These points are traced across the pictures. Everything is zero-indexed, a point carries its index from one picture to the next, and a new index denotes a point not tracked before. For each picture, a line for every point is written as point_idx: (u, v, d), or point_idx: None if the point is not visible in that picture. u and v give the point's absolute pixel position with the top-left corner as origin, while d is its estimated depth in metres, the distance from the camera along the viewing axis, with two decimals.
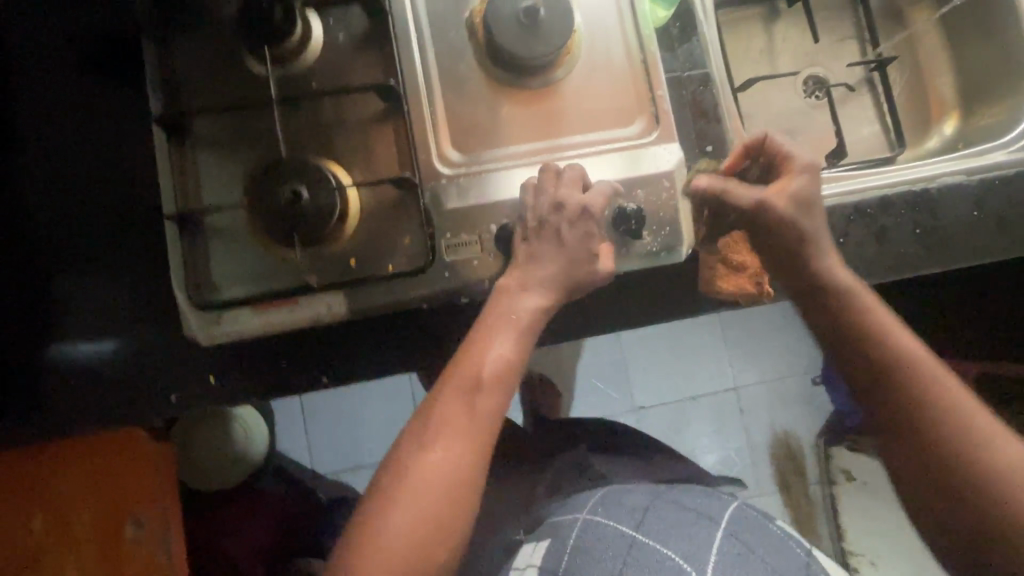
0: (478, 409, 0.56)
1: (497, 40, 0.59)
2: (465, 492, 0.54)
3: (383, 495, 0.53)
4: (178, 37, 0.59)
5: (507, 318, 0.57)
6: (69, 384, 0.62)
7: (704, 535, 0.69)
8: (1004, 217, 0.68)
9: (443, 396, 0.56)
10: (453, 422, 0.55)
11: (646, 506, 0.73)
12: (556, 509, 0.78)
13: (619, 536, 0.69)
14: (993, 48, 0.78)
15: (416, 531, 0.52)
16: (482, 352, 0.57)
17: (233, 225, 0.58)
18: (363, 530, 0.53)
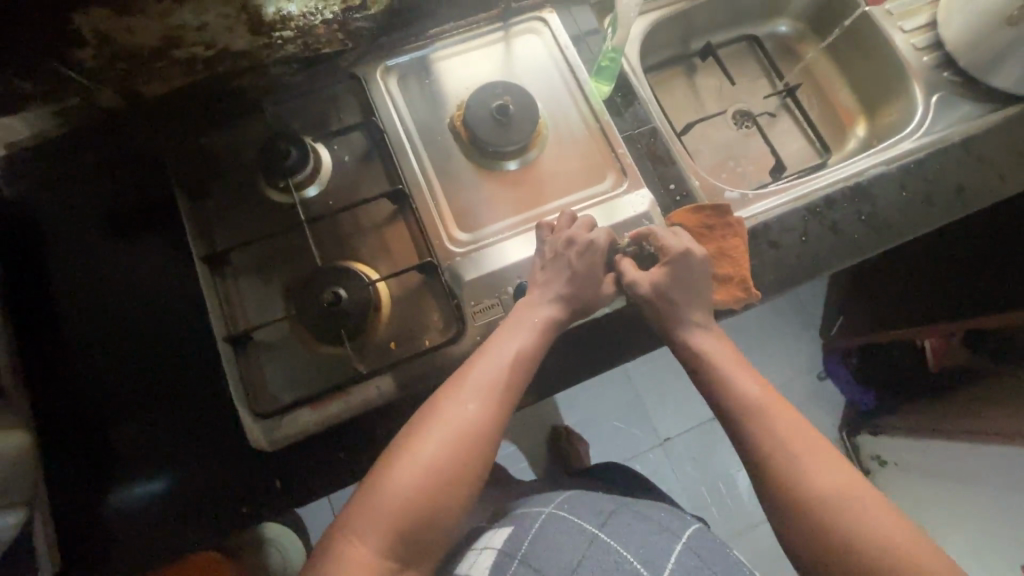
0: (504, 384, 0.59)
1: (479, 136, 0.70)
2: (474, 461, 0.56)
3: (404, 444, 0.56)
4: (205, 187, 0.68)
5: (529, 321, 0.62)
6: (145, 519, 0.65)
7: (664, 542, 0.66)
8: (930, 192, 0.80)
9: (478, 362, 0.60)
10: (483, 389, 0.59)
11: (610, 510, 0.72)
12: (523, 507, 0.78)
13: (580, 532, 0.68)
14: (874, 61, 0.94)
15: (425, 483, 0.54)
16: (515, 335, 0.61)
17: (280, 336, 0.64)
18: (378, 470, 0.56)
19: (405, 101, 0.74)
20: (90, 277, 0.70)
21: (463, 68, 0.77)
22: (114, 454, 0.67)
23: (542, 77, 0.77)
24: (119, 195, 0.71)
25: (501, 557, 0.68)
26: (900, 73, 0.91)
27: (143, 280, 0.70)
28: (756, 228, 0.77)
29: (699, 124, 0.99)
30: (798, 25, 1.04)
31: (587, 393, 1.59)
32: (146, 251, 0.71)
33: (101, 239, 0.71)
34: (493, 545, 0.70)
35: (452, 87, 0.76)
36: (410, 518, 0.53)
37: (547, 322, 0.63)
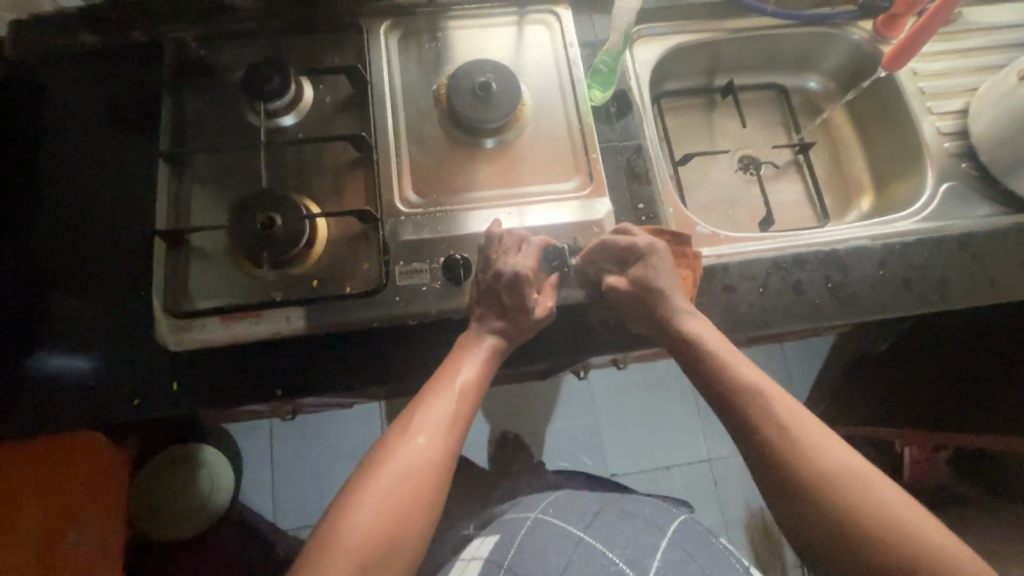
0: (457, 416, 0.57)
1: (455, 106, 0.70)
2: (434, 498, 0.53)
3: (358, 486, 0.52)
4: (191, 92, 0.72)
5: (473, 349, 0.62)
6: (41, 387, 0.66)
7: (650, 540, 0.66)
8: (911, 276, 0.76)
9: (428, 398, 0.57)
10: (436, 422, 0.56)
11: (595, 512, 0.72)
12: (506, 513, 0.78)
13: (567, 536, 0.67)
14: (895, 136, 0.91)
15: (381, 527, 0.50)
16: (460, 369, 0.60)
17: (214, 246, 0.66)
18: (331, 521, 0.50)
19: (400, 59, 0.76)
20: (64, 149, 0.73)
21: (465, 42, 0.78)
22: (35, 319, 0.68)
23: (539, 68, 0.77)
24: (120, 84, 0.76)
25: (486, 567, 0.67)
26: (918, 154, 0.87)
27: (113, 165, 0.73)
28: (716, 266, 0.75)
29: (702, 158, 0.97)
30: (830, 86, 1.01)
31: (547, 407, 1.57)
32: (120, 138, 0.74)
33: (88, 117, 0.74)
34: (478, 555, 0.70)
35: (450, 56, 0.77)
36: (372, 566, 0.48)
37: (495, 355, 0.63)
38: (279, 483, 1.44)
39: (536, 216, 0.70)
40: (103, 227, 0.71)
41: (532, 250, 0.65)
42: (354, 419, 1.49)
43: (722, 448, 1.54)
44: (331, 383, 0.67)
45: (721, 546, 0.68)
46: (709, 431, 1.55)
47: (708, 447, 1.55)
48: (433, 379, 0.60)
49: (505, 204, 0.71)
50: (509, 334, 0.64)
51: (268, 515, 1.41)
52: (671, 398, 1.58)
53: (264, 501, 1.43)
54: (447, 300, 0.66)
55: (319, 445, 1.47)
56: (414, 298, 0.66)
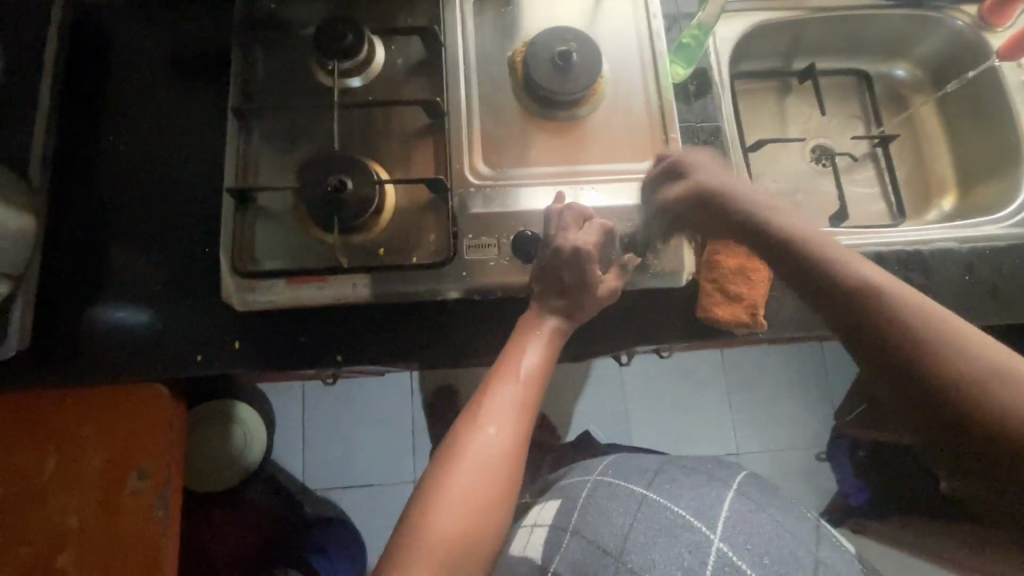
0: (524, 403, 0.56)
1: (533, 75, 0.67)
2: (508, 488, 0.52)
3: (435, 477, 0.51)
4: (262, 48, 0.70)
5: (534, 333, 0.60)
6: (111, 338, 0.67)
7: (716, 493, 0.65)
8: (998, 284, 0.71)
9: (495, 388, 0.56)
10: (504, 410, 0.54)
11: (657, 469, 0.69)
12: (563, 477, 0.76)
13: (630, 496, 0.66)
14: (989, 133, 0.85)
15: (465, 520, 0.49)
16: (523, 355, 0.58)
17: (281, 207, 0.65)
18: (412, 514, 0.50)
19: (475, 22, 0.73)
20: (131, 99, 0.72)
21: (542, 7, 0.74)
22: (104, 268, 0.69)
23: (619, 39, 0.73)
24: (189, 36, 0.74)
25: (552, 533, 0.67)
26: (1014, 155, 0.81)
27: (179, 118, 0.72)
28: None
29: (773, 146, 0.93)
30: (917, 75, 0.95)
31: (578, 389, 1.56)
32: (187, 91, 0.73)
33: (156, 68, 0.73)
34: (542, 521, 0.69)
35: (526, 22, 0.73)
36: (456, 558, 0.48)
37: (558, 339, 0.61)
38: (309, 445, 1.47)
39: (608, 196, 0.67)
40: (169, 178, 0.71)
41: (596, 228, 0.62)
42: (386, 388, 1.50)
43: (752, 443, 1.53)
44: (391, 354, 0.66)
45: (791, 497, 0.68)
46: (740, 425, 1.53)
47: (738, 441, 1.53)
48: (497, 365, 0.58)
49: (577, 182, 0.68)
50: (568, 316, 0.62)
51: (297, 475, 1.44)
52: (704, 389, 1.55)
53: (295, 461, 1.46)
54: (513, 277, 0.64)
55: (349, 410, 1.49)
56: (478, 270, 0.64)
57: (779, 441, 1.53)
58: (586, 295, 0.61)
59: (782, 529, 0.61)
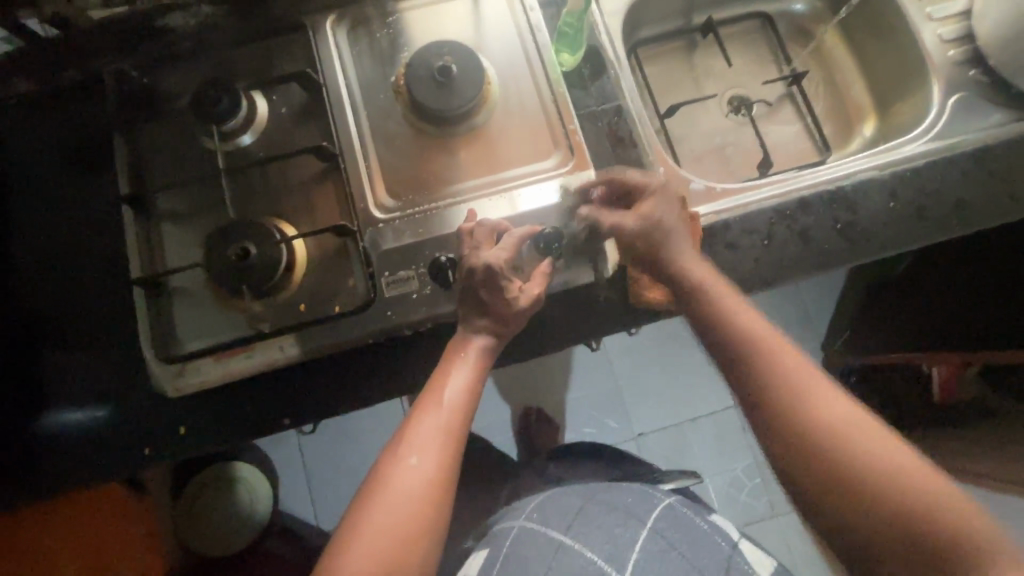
0: (450, 430, 0.55)
1: (417, 97, 0.66)
2: (431, 520, 0.51)
3: (356, 513, 0.51)
4: (143, 126, 0.68)
5: (461, 354, 0.60)
6: (50, 451, 0.65)
7: (630, 534, 0.76)
8: (924, 205, 0.71)
9: (419, 415, 0.55)
10: (427, 439, 0.54)
11: (578, 509, 0.79)
12: (496, 522, 0.84)
13: (549, 542, 0.75)
14: (894, 51, 0.84)
15: (382, 555, 0.49)
16: (448, 379, 0.58)
17: (193, 285, 0.64)
18: (331, 553, 0.50)
19: (353, 54, 0.71)
20: (25, 204, 0.71)
21: (416, 23, 0.72)
22: (31, 382, 0.66)
23: (501, 40, 0.72)
24: (66, 126, 0.72)
25: None
26: (921, 68, 0.80)
27: (79, 213, 0.71)
28: (716, 225, 0.71)
29: (688, 108, 0.92)
30: (817, 6, 0.93)
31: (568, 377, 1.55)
32: (80, 184, 0.71)
33: (42, 167, 0.71)
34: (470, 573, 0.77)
35: (404, 42, 0.72)
36: None
37: (485, 356, 0.60)
38: (314, 490, 1.46)
39: (517, 203, 0.66)
40: (82, 278, 0.69)
41: (509, 241, 0.61)
42: (378, 418, 1.49)
43: None
44: (339, 405, 0.66)
45: (705, 528, 0.78)
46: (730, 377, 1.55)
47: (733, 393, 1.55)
48: (424, 392, 0.58)
49: (483, 195, 0.67)
50: (499, 332, 0.61)
51: (308, 520, 1.43)
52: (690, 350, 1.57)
53: (303, 507, 1.45)
54: (439, 305, 0.63)
55: (346, 447, 1.48)
56: (402, 307, 0.63)
57: None
58: (514, 314, 0.61)
59: (686, 566, 0.73)
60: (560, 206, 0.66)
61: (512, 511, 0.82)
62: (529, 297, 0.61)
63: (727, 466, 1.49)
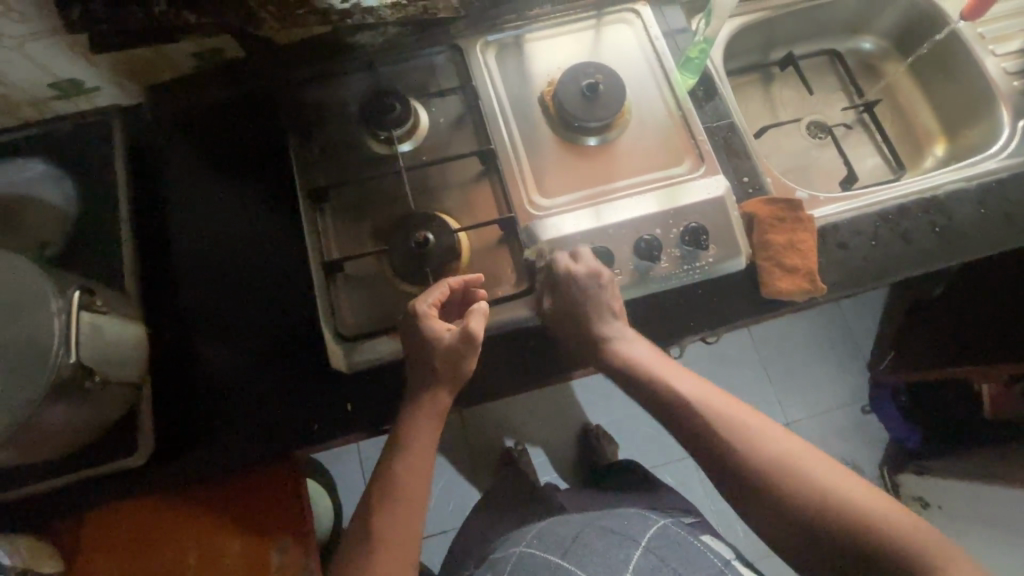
0: (423, 461, 0.63)
1: (567, 110, 0.74)
2: (409, 542, 0.60)
3: (357, 542, 0.60)
4: (316, 129, 0.75)
5: (446, 379, 0.64)
6: (221, 424, 0.69)
7: (623, 554, 0.78)
8: (1011, 211, 0.79)
9: (378, 492, 0.62)
10: (413, 470, 0.62)
11: (574, 535, 0.84)
12: (497, 551, 0.90)
13: (546, 564, 0.80)
14: (961, 83, 0.95)
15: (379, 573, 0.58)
16: (429, 410, 0.64)
17: (368, 271, 0.70)
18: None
19: (501, 72, 0.80)
20: (194, 195, 0.76)
21: (553, 49, 0.81)
22: (205, 363, 0.71)
23: (628, 65, 0.81)
24: (234, 128, 0.78)
25: None
26: (988, 97, 0.90)
27: (244, 204, 0.76)
28: (826, 227, 0.78)
29: (773, 131, 1.01)
30: (884, 44, 1.05)
31: (584, 393, 1.54)
32: (247, 179, 0.77)
33: (210, 163, 0.77)
34: None
35: (543, 65, 0.81)
36: None
37: (432, 423, 0.64)
38: None
39: (660, 200, 0.72)
40: (250, 267, 0.74)
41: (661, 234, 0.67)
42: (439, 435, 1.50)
43: (798, 411, 1.60)
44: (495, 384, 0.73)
45: (698, 547, 0.81)
46: (782, 396, 1.61)
47: (785, 411, 1.60)
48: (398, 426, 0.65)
49: (625, 195, 0.74)
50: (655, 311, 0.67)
51: None
52: (743, 369, 1.62)
53: None
54: None
55: None
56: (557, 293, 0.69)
57: (822, 404, 1.61)
58: (452, 370, 0.63)
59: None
60: (701, 204, 0.72)
61: (504, 546, 0.88)
62: (460, 336, 0.62)
63: None
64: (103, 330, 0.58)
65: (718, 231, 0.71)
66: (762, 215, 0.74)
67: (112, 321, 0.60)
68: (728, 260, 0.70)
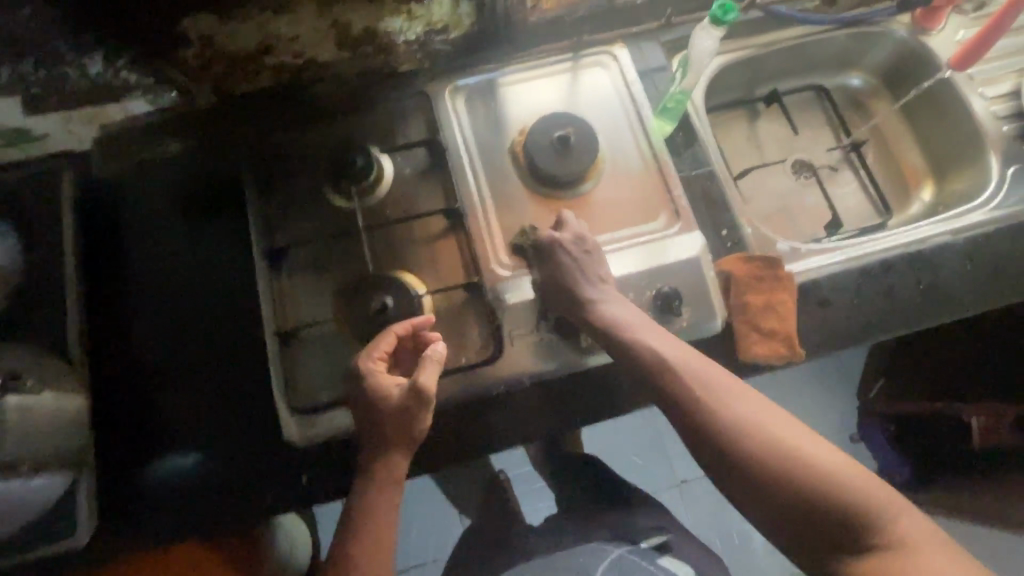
0: (382, 505, 0.60)
1: (538, 163, 0.71)
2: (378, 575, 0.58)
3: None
4: (276, 182, 0.71)
5: (403, 432, 0.60)
6: (176, 495, 0.66)
7: None
8: (998, 267, 0.77)
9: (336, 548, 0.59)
10: (375, 517, 0.59)
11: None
12: None
13: None
14: (951, 125, 0.92)
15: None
16: (388, 462, 0.60)
17: (327, 336, 0.67)
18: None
19: (470, 119, 0.76)
20: (152, 249, 0.73)
21: (527, 94, 0.78)
22: (156, 430, 0.68)
23: (605, 111, 0.78)
24: (190, 174, 0.74)
25: None
26: (977, 142, 0.88)
27: (202, 259, 0.73)
28: (807, 284, 0.75)
29: (758, 171, 0.98)
30: (872, 81, 1.02)
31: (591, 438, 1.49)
32: (206, 232, 0.74)
33: (166, 215, 0.74)
34: None
35: (515, 111, 0.77)
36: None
37: (390, 488, 0.60)
38: None
39: (634, 262, 0.69)
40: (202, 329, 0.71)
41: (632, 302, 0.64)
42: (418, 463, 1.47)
43: None
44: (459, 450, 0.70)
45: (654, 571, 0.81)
46: None
47: None
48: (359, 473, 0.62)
49: None
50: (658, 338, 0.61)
51: None
52: None
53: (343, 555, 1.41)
54: (562, 357, 0.67)
55: None
56: (523, 359, 0.67)
57: None
58: (403, 429, 0.60)
59: None
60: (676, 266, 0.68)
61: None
62: (408, 392, 0.59)
63: None
64: (35, 413, 0.55)
65: (692, 294, 0.68)
66: (740, 275, 0.71)
67: (46, 400, 0.57)
68: (703, 324, 0.68)
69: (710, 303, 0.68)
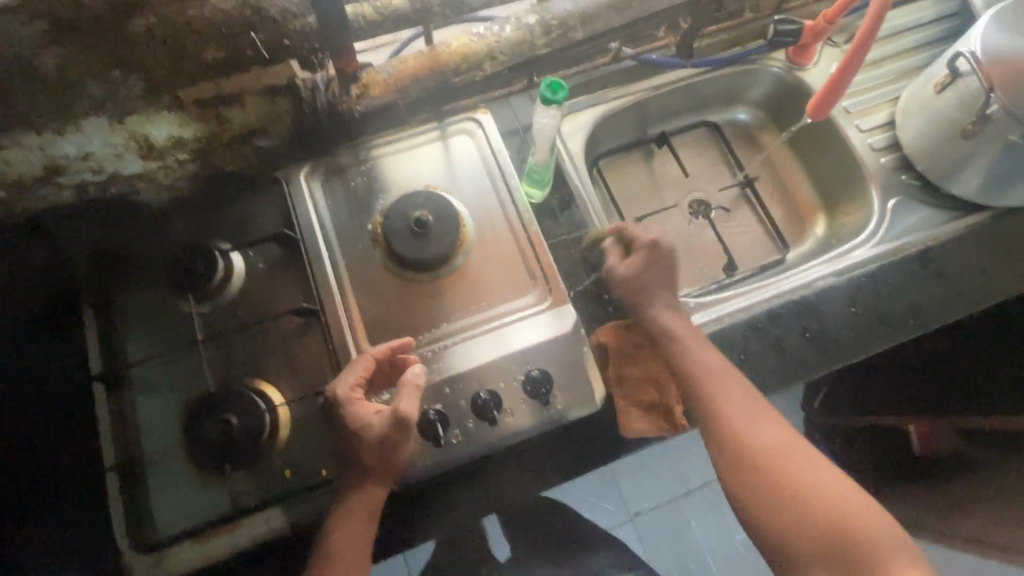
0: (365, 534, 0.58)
1: (395, 248, 0.67)
2: None
3: None
4: (117, 293, 0.67)
5: (383, 462, 0.59)
6: None
7: None
8: (883, 307, 0.76)
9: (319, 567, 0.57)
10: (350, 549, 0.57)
11: None
12: None
13: None
14: (836, 156, 0.91)
15: None
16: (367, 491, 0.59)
17: (174, 460, 0.62)
18: None
19: (328, 202, 0.72)
20: None
21: (388, 168, 0.74)
22: None
23: (471, 180, 0.75)
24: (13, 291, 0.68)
25: None
26: (859, 174, 0.88)
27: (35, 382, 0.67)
28: None
29: (654, 216, 0.96)
30: (760, 115, 1.01)
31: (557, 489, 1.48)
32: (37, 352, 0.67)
33: None
34: None
35: (376, 188, 0.73)
36: None
37: (362, 522, 0.58)
38: None
39: (502, 346, 0.66)
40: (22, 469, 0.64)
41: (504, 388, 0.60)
42: None
43: None
44: None
45: None
46: None
47: None
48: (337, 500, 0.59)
49: (468, 338, 0.67)
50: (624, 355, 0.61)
51: None
52: None
53: None
54: (430, 457, 0.62)
55: None
56: None
57: None
58: (384, 462, 0.58)
59: None
60: (545, 347, 0.66)
61: None
62: (391, 421, 0.57)
63: (726, 540, 1.46)
64: None
65: (563, 375, 0.65)
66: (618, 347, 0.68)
67: None
68: (579, 406, 0.64)
69: (583, 381, 0.65)
